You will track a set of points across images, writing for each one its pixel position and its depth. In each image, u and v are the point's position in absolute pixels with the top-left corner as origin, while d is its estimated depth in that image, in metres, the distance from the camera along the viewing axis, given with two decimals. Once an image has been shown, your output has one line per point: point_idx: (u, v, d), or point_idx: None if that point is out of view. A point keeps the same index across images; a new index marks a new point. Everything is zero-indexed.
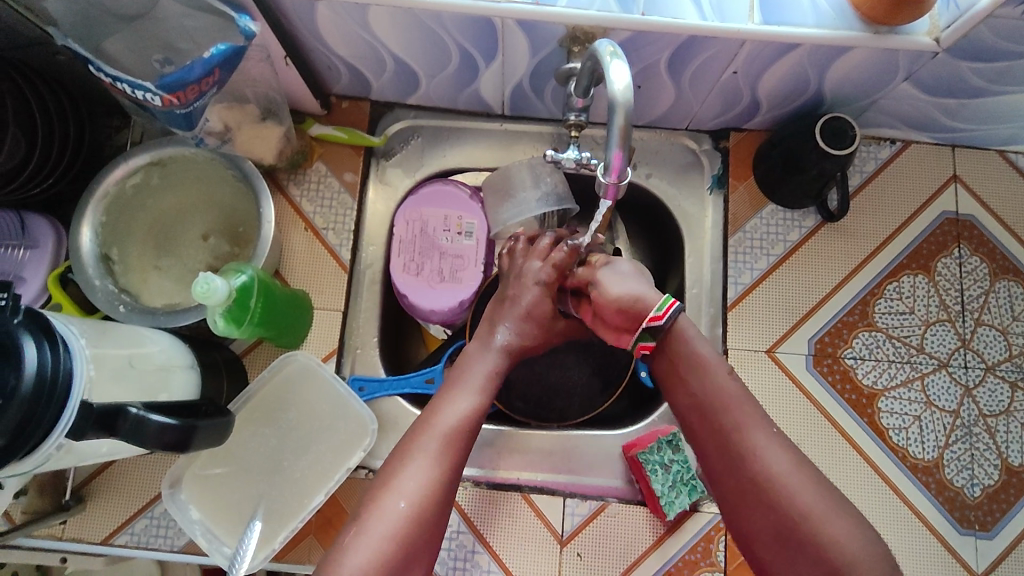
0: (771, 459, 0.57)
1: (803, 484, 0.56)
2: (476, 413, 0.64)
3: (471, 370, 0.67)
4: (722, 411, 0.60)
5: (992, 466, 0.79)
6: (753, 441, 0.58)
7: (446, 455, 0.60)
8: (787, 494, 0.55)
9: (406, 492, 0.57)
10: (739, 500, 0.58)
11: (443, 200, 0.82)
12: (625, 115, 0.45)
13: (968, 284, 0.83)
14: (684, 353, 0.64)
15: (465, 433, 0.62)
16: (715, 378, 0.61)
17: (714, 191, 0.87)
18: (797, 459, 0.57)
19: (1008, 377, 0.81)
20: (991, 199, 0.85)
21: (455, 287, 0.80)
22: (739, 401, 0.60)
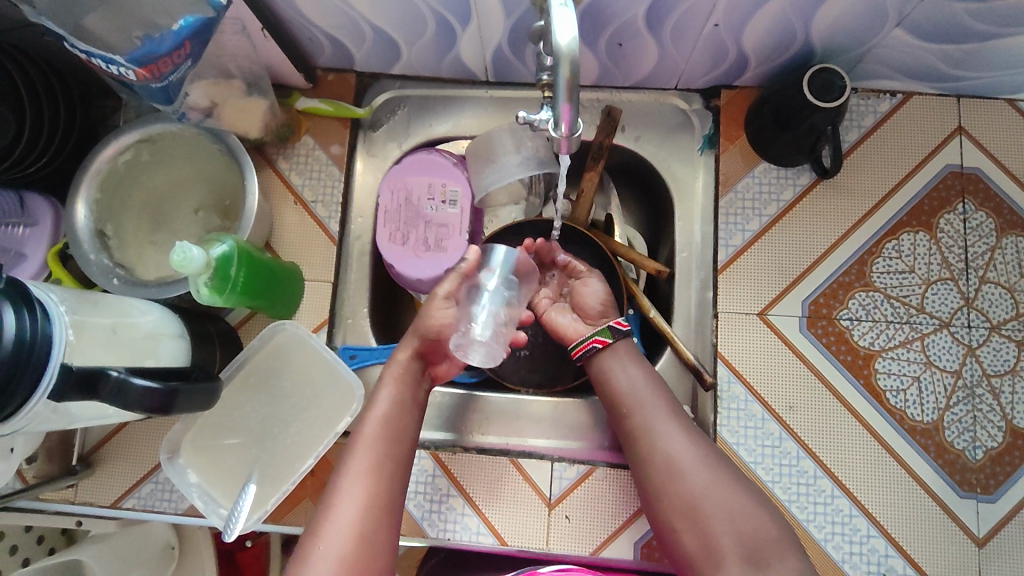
0: (671, 446, 0.66)
1: (699, 467, 0.64)
2: (398, 421, 0.67)
3: (387, 382, 0.70)
4: (635, 409, 0.69)
5: (995, 428, 0.76)
6: (661, 434, 0.67)
7: (372, 467, 0.63)
8: (684, 474, 0.64)
9: (342, 510, 0.60)
10: (663, 486, 0.65)
11: (426, 169, 0.81)
12: (568, 66, 0.44)
13: (973, 241, 0.79)
14: (609, 363, 0.73)
15: (387, 443, 0.66)
16: (633, 386, 0.71)
17: (705, 151, 0.85)
18: (699, 447, 0.66)
19: (1014, 336, 0.77)
20: (1000, 150, 0.81)
21: (440, 256, 0.81)
22: (649, 401, 0.70)
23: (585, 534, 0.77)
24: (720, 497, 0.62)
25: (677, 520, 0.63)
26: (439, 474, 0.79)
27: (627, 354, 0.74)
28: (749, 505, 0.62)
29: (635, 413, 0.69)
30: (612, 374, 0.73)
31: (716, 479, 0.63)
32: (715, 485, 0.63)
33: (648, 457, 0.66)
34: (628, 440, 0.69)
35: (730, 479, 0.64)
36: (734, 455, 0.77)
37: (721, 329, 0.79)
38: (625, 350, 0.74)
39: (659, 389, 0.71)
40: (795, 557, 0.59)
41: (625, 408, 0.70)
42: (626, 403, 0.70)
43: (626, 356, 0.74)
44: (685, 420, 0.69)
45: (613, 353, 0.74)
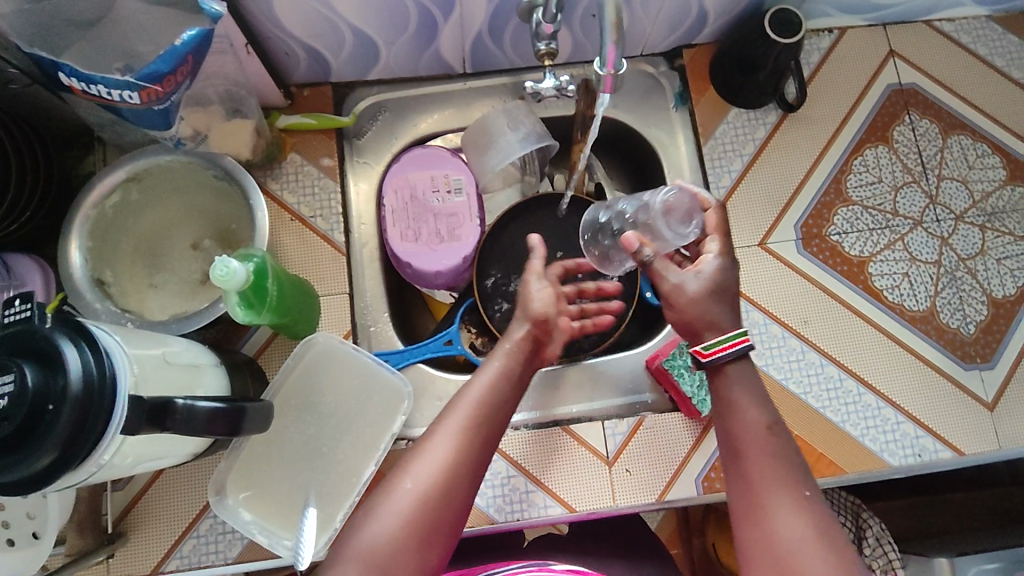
0: (784, 525, 0.55)
1: (813, 556, 0.53)
2: (505, 393, 0.64)
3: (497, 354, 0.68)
4: (751, 465, 0.59)
5: (980, 303, 0.84)
6: (771, 507, 0.56)
7: (469, 433, 0.59)
8: (794, 559, 0.53)
9: (414, 473, 0.57)
10: (761, 564, 0.55)
11: (427, 162, 0.82)
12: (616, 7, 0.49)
13: (924, 145, 0.88)
14: (730, 400, 0.63)
15: (489, 412, 0.62)
16: (744, 436, 0.60)
17: (679, 108, 0.91)
18: (818, 529, 0.54)
19: (976, 222, 0.86)
20: (928, 65, 0.91)
21: (456, 245, 0.81)
22: (765, 460, 0.59)
23: (647, 484, 0.78)
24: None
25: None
26: (496, 457, 0.79)
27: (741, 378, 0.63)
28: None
29: (748, 462, 0.59)
30: (723, 417, 0.63)
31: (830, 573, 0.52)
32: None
33: (757, 525, 0.56)
34: (736, 500, 0.59)
35: None
36: (766, 376, 0.81)
37: None
38: (742, 386, 0.63)
39: (775, 449, 0.59)
40: None
41: (741, 452, 0.60)
42: (742, 449, 0.60)
43: (735, 387, 0.63)
44: (812, 495, 0.57)
45: (728, 383, 0.64)
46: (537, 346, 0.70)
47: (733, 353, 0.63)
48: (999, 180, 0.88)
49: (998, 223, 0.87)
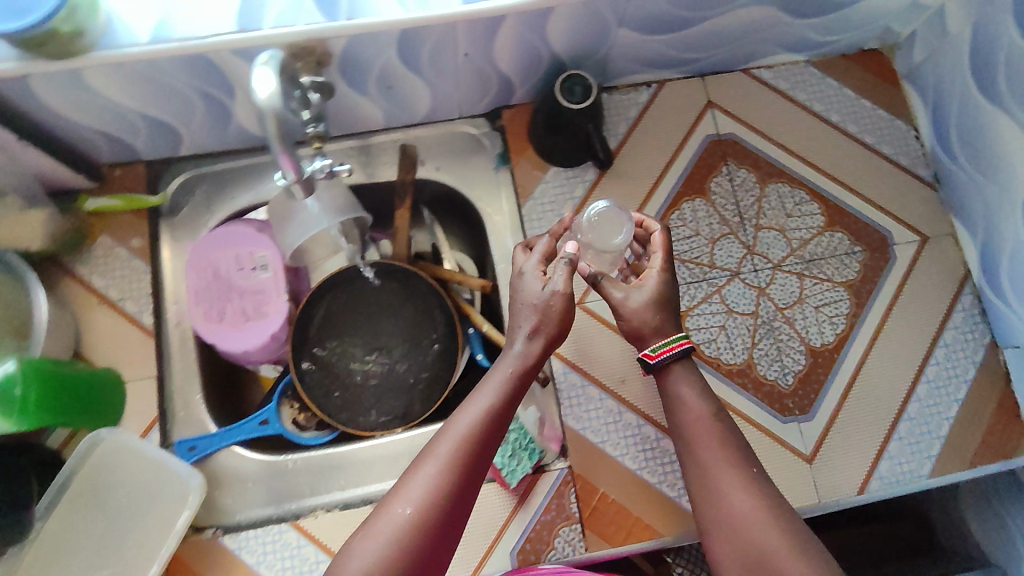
0: (734, 501, 0.60)
1: (764, 525, 0.59)
2: (496, 418, 0.61)
3: (491, 375, 0.64)
4: (702, 451, 0.64)
5: (797, 353, 0.84)
6: (722, 487, 0.61)
7: (462, 459, 0.58)
8: (750, 531, 0.59)
9: (410, 498, 0.56)
10: (725, 539, 0.60)
11: (231, 240, 0.81)
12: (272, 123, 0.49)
13: (741, 195, 0.89)
14: (672, 395, 0.68)
15: (483, 438, 0.60)
16: (688, 424, 0.66)
17: (501, 168, 0.90)
18: (763, 500, 0.60)
19: (793, 270, 0.87)
20: (747, 114, 0.92)
21: (262, 323, 0.80)
22: (714, 445, 0.64)
23: (460, 560, 0.75)
24: (784, 555, 0.57)
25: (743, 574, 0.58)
26: (304, 542, 0.75)
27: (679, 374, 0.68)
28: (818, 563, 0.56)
29: (699, 446, 0.64)
30: (671, 413, 0.68)
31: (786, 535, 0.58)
32: (784, 542, 0.57)
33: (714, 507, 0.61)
34: (694, 484, 0.64)
35: (799, 538, 0.58)
36: (581, 439, 0.80)
37: None
38: (681, 383, 0.67)
39: (720, 434, 0.64)
40: None
41: (693, 438, 0.65)
42: (694, 432, 0.65)
43: (681, 385, 0.67)
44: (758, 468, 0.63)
45: (673, 381, 0.68)
46: (541, 370, 0.65)
47: (676, 353, 0.67)
48: (817, 226, 0.88)
49: (816, 270, 0.87)
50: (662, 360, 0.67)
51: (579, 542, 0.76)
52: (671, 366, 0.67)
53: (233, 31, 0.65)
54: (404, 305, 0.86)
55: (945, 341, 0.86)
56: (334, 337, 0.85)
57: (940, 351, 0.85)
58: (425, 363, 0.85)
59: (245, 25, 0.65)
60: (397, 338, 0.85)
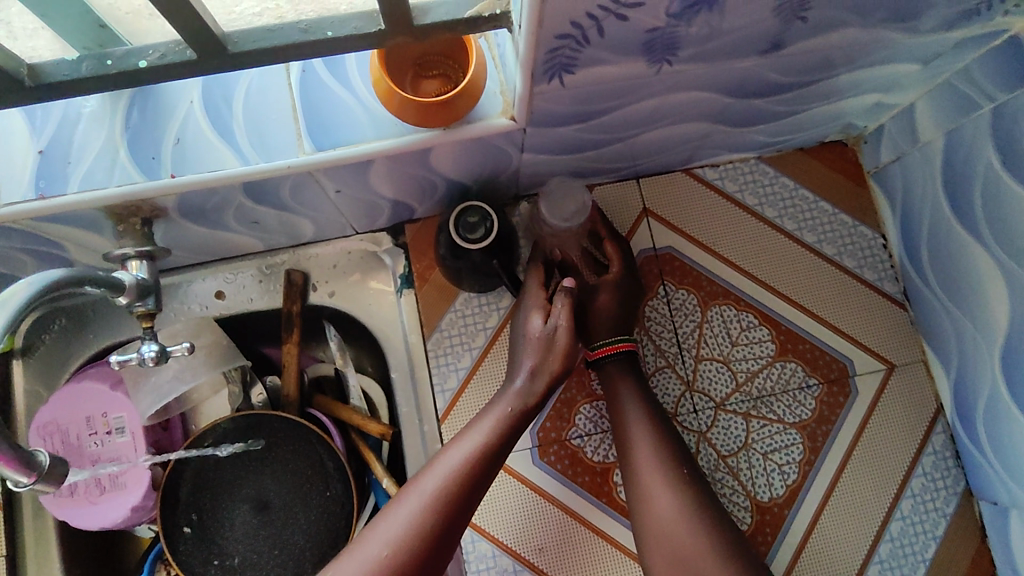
0: (658, 500, 0.63)
1: (687, 528, 0.61)
2: (484, 460, 0.62)
3: (485, 414, 0.65)
4: (636, 454, 0.66)
5: (742, 510, 0.74)
6: (652, 491, 0.64)
7: (441, 500, 0.59)
8: (679, 532, 0.61)
9: (387, 535, 0.58)
10: (654, 539, 0.62)
11: (81, 400, 0.71)
12: None
13: (679, 321, 0.77)
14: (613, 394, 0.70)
15: (468, 479, 0.60)
16: (625, 426, 0.68)
17: (404, 292, 0.79)
18: (687, 503, 0.63)
19: (740, 410, 0.76)
20: (687, 223, 0.80)
21: (120, 495, 0.70)
22: (650, 448, 0.66)
23: None
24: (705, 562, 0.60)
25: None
26: None
27: (622, 380, 0.70)
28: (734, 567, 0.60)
29: (632, 446, 0.66)
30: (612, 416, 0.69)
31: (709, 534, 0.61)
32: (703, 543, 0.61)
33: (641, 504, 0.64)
34: (629, 488, 0.66)
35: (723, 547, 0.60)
36: None
37: None
38: (623, 387, 0.69)
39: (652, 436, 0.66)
40: None
41: (627, 438, 0.67)
42: (627, 433, 0.67)
43: (619, 385, 0.70)
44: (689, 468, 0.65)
45: (612, 381, 0.70)
46: (537, 411, 0.65)
47: (615, 353, 0.70)
48: (766, 356, 0.77)
49: (765, 409, 0.76)
50: (600, 358, 0.70)
51: None
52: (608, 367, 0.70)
53: (30, 197, 0.55)
54: (293, 457, 0.75)
55: (912, 490, 0.75)
56: (211, 498, 0.74)
57: (906, 501, 0.75)
58: (317, 527, 0.74)
59: (44, 189, 0.55)
60: (285, 496, 0.74)
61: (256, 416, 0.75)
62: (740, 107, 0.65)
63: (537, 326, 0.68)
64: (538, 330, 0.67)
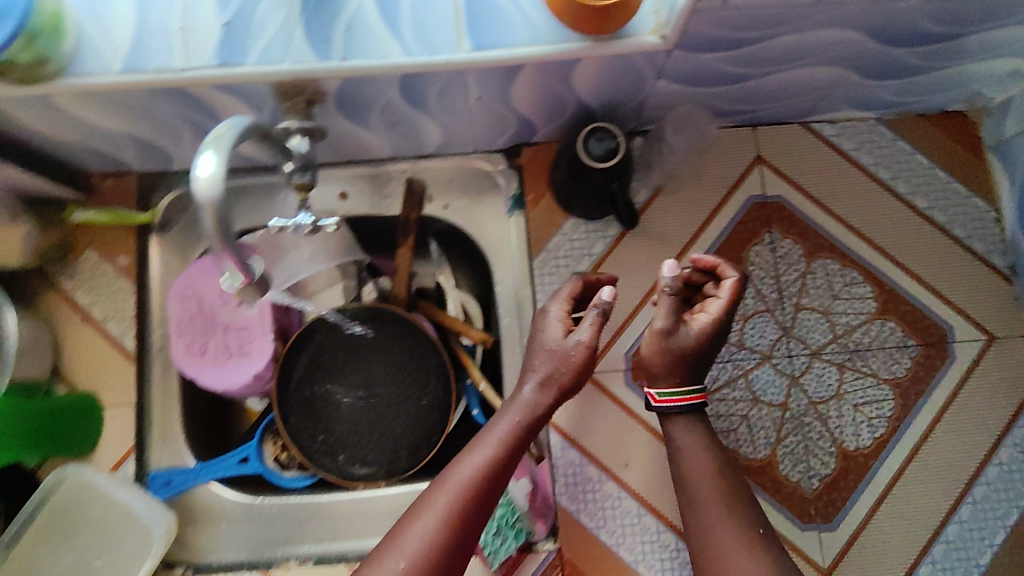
0: (738, 561, 0.59)
1: (746, 557, 0.59)
2: (496, 469, 0.60)
3: (497, 419, 0.62)
4: (693, 480, 0.64)
5: (827, 454, 0.77)
6: (710, 520, 0.62)
7: (460, 516, 0.57)
8: (738, 560, 0.59)
9: (407, 552, 0.55)
10: (710, 568, 0.61)
11: (218, 271, 0.76)
12: (211, 221, 0.42)
13: (783, 269, 0.79)
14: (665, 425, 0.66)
15: (482, 494, 0.58)
16: (693, 484, 0.64)
17: (515, 212, 0.82)
18: (749, 532, 0.61)
19: (834, 360, 0.78)
20: (798, 175, 0.81)
21: (246, 362, 0.76)
22: (705, 475, 0.64)
23: None
24: None
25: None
26: None
27: (679, 416, 0.65)
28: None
29: (688, 474, 0.64)
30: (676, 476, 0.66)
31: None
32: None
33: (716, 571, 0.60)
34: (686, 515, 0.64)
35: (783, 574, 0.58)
36: (576, 522, 0.75)
37: None
38: (694, 440, 0.65)
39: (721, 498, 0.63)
40: None
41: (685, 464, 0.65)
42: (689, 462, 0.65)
43: (678, 430, 0.65)
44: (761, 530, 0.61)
45: (673, 424, 0.66)
46: (548, 419, 0.62)
47: (685, 403, 0.63)
48: (867, 313, 0.79)
49: (859, 362, 0.78)
50: (666, 403, 0.63)
51: None
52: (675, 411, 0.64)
53: (213, 65, 0.59)
54: (403, 354, 0.81)
55: (1000, 459, 0.76)
56: (324, 380, 0.80)
57: (993, 469, 0.76)
58: (417, 419, 0.80)
59: (227, 58, 0.59)
60: (391, 388, 0.81)
61: (373, 310, 0.81)
62: (880, 55, 0.66)
63: (558, 329, 0.63)
64: (557, 338, 0.62)
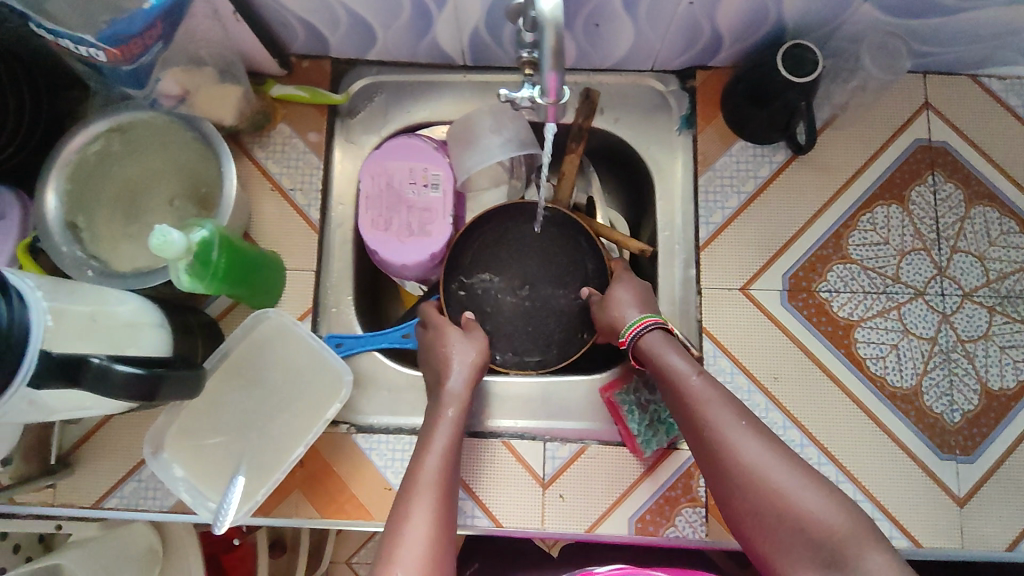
0: (744, 448, 0.61)
1: (781, 468, 0.59)
2: (449, 458, 0.68)
3: (436, 426, 0.71)
4: (699, 412, 0.64)
5: (971, 391, 0.79)
6: (731, 441, 0.62)
7: (437, 502, 0.63)
8: (767, 474, 0.59)
9: (410, 545, 0.58)
10: (739, 490, 0.60)
11: (409, 153, 0.82)
12: (552, 38, 0.47)
13: (943, 211, 0.82)
14: (662, 365, 0.69)
15: (444, 481, 0.66)
16: (703, 412, 0.64)
17: (683, 132, 0.86)
18: (771, 445, 0.61)
19: (985, 303, 0.81)
20: (965, 123, 0.84)
21: (424, 240, 0.81)
22: (712, 402, 0.64)
23: (578, 512, 0.78)
24: (805, 499, 0.58)
25: (796, 553, 0.57)
26: None
27: (665, 345, 0.70)
28: (842, 509, 0.57)
29: (701, 405, 0.65)
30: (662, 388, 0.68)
31: (801, 479, 0.59)
32: (803, 489, 0.58)
33: (723, 469, 0.61)
34: (701, 448, 0.64)
35: (809, 475, 0.59)
36: None
37: (706, 306, 0.81)
38: (666, 350, 0.69)
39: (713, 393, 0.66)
40: (881, 552, 0.54)
41: (691, 401, 0.65)
42: (694, 396, 0.65)
43: (666, 350, 0.69)
44: (753, 421, 0.63)
45: (651, 354, 0.70)
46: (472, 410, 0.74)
47: (639, 330, 0.72)
48: (1021, 262, 0.81)
49: (1010, 308, 0.80)
50: (633, 340, 0.72)
51: (700, 525, 0.77)
52: (645, 339, 0.71)
53: None
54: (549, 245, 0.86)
55: None
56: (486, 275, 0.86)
57: None
58: (570, 313, 0.85)
59: None
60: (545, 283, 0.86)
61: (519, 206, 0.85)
62: None
63: (455, 331, 0.78)
64: (449, 340, 0.77)
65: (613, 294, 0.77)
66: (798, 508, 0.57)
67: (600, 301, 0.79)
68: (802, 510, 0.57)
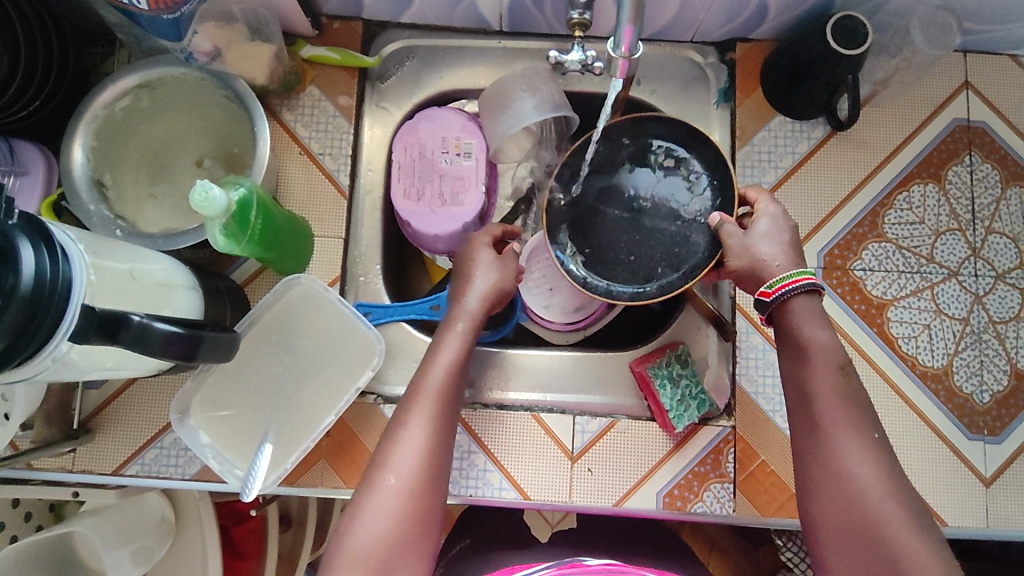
0: (853, 462, 0.56)
1: (884, 493, 0.55)
2: (456, 372, 0.66)
3: (446, 335, 0.68)
4: (817, 404, 0.59)
5: (1001, 371, 0.79)
6: (839, 450, 0.57)
7: (436, 417, 0.63)
8: (867, 494, 0.55)
9: (396, 467, 0.60)
10: (828, 499, 0.57)
11: (440, 122, 0.80)
12: None
13: (979, 192, 0.82)
14: (794, 337, 0.62)
15: (448, 394, 0.65)
16: (818, 407, 0.59)
17: (720, 105, 0.85)
18: (885, 467, 0.56)
19: (1018, 284, 0.80)
20: (1005, 103, 0.83)
21: (457, 210, 0.79)
22: (834, 401, 0.59)
23: (606, 486, 0.77)
24: (900, 530, 0.54)
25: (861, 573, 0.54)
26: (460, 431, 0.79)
27: (804, 313, 0.62)
28: (933, 554, 0.53)
29: (818, 399, 0.60)
30: (793, 357, 0.62)
31: (905, 517, 0.54)
32: (902, 519, 0.54)
33: (824, 463, 0.58)
34: (804, 442, 0.60)
35: (915, 512, 0.55)
36: (752, 403, 0.79)
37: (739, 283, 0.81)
38: (807, 322, 0.62)
39: (842, 390, 0.59)
40: None
41: (813, 390, 0.60)
42: (818, 387, 0.60)
43: (804, 322, 0.62)
44: (879, 436, 0.58)
45: (788, 320, 0.63)
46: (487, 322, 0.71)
47: (792, 289, 0.62)
48: None
49: None
50: (781, 296, 0.63)
51: (728, 501, 0.77)
52: (792, 302, 0.63)
53: None
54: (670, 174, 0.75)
55: None
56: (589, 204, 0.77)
57: None
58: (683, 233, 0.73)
59: None
60: (660, 217, 0.75)
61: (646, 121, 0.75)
62: None
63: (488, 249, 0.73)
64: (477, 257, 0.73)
65: (762, 230, 0.67)
66: (889, 538, 0.53)
67: (747, 235, 0.67)
68: (891, 539, 0.53)
